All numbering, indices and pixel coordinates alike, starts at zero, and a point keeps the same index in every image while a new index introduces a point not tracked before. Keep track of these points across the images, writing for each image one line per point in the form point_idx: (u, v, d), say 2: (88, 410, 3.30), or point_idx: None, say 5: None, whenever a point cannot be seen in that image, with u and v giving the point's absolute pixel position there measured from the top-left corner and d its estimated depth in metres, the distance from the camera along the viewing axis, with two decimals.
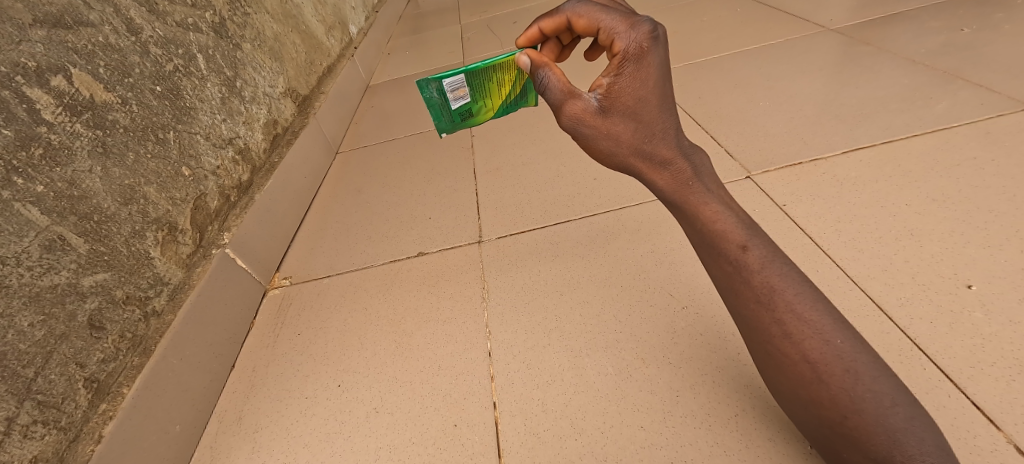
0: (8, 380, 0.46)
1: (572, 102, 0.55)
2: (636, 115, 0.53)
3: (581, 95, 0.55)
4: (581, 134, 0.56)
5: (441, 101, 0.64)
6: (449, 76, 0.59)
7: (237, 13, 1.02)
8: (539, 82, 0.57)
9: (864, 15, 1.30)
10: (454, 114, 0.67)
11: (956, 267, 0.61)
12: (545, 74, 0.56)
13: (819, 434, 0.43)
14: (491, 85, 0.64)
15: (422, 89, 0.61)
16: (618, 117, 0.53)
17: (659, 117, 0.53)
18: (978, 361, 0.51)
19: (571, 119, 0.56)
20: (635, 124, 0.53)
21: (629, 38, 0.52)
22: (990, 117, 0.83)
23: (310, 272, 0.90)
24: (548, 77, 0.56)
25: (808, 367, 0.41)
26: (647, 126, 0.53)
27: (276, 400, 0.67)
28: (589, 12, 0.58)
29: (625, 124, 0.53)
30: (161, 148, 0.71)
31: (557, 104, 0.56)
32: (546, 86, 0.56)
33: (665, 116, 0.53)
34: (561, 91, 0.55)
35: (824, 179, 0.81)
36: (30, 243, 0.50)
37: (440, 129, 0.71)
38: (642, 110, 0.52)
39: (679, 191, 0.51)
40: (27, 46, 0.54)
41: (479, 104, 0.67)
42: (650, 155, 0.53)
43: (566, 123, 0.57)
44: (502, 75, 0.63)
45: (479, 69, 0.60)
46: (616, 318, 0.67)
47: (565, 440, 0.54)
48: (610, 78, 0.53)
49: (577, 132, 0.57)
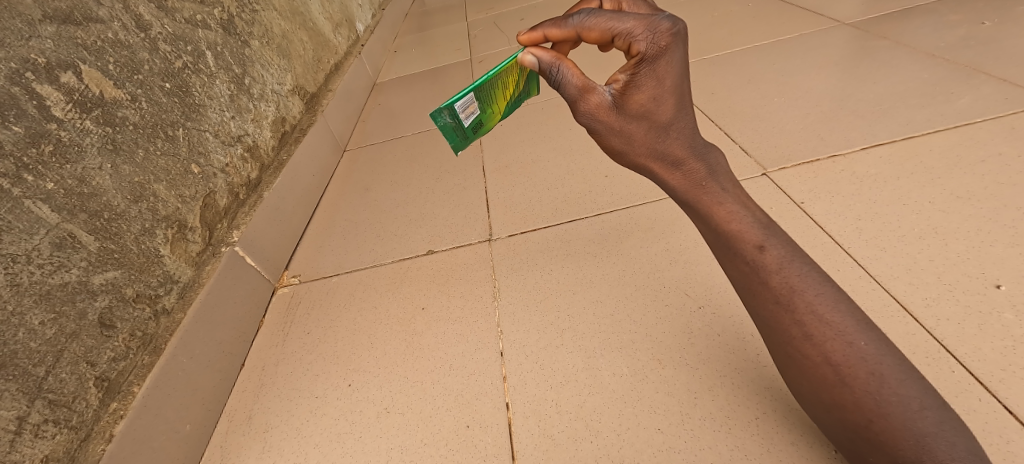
0: (19, 378, 0.45)
1: (586, 97, 0.53)
2: (651, 114, 0.51)
3: (596, 89, 0.53)
4: (595, 129, 0.55)
5: (455, 124, 0.59)
6: (460, 100, 0.53)
7: (246, 10, 1.02)
8: (552, 77, 0.55)
9: (880, 9, 1.27)
10: (469, 130, 0.62)
11: (983, 266, 0.59)
12: (558, 69, 0.54)
13: (844, 438, 0.42)
14: (497, 91, 0.59)
15: (434, 118, 0.56)
16: (633, 115, 0.52)
17: (675, 116, 0.52)
18: (1008, 364, 0.49)
19: (586, 114, 0.54)
20: (649, 123, 0.52)
21: (648, 37, 0.49)
22: (1014, 112, 0.80)
23: (318, 271, 0.89)
24: (562, 72, 0.54)
25: (832, 369, 0.39)
26: (662, 126, 0.51)
27: (285, 399, 0.67)
28: (599, 23, 0.52)
29: (640, 122, 0.52)
30: (170, 146, 0.71)
31: (572, 100, 0.55)
32: (561, 82, 0.55)
33: (680, 115, 0.52)
34: (576, 87, 0.54)
35: (842, 176, 0.79)
36: (40, 241, 0.49)
37: (456, 148, 0.65)
38: (658, 109, 0.51)
39: (693, 191, 0.50)
40: (36, 43, 0.53)
41: (489, 111, 0.62)
42: (663, 155, 0.52)
43: (581, 117, 0.55)
44: (506, 76, 0.57)
45: (487, 82, 0.55)
46: (630, 318, 0.65)
47: (580, 443, 0.53)
48: (627, 75, 0.51)
49: (591, 127, 0.55)
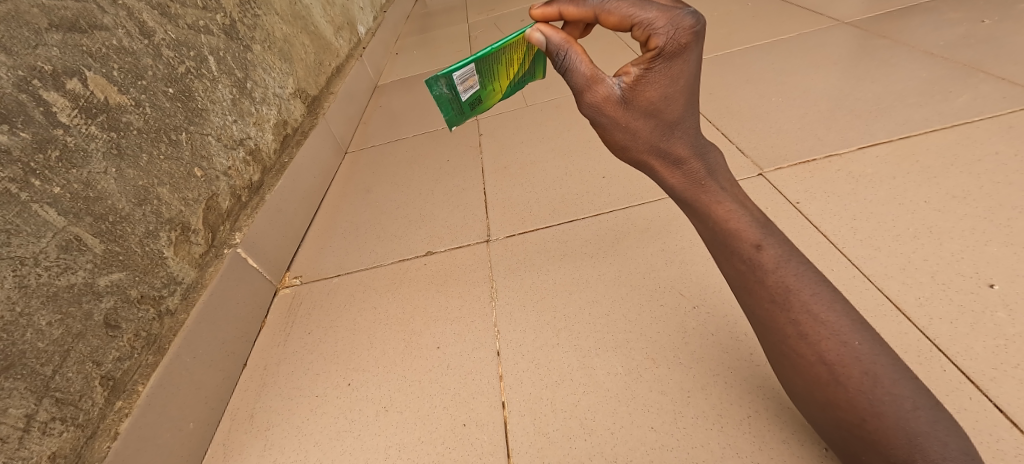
0: (26, 377, 0.47)
1: (594, 88, 0.53)
2: (659, 112, 0.51)
3: (605, 81, 0.53)
4: (599, 123, 0.55)
5: (451, 97, 0.58)
6: (458, 69, 0.53)
7: (248, 15, 1.03)
8: (559, 61, 0.54)
9: (880, 8, 1.27)
10: (465, 106, 0.61)
11: (977, 265, 0.59)
12: (567, 53, 0.53)
13: (837, 437, 0.42)
14: (499, 67, 0.59)
15: (430, 86, 0.55)
16: (641, 111, 0.52)
17: (682, 115, 0.52)
18: (1000, 363, 0.50)
19: (592, 106, 0.54)
20: (656, 122, 0.52)
21: (669, 32, 0.48)
22: (1012, 111, 0.80)
23: (320, 271, 0.91)
24: (570, 57, 0.53)
25: (825, 369, 0.40)
26: (668, 124, 0.52)
27: (287, 398, 0.68)
28: (620, 8, 0.50)
29: (648, 119, 0.52)
30: (173, 150, 0.72)
31: (579, 89, 0.54)
32: (569, 68, 0.54)
33: (687, 115, 0.52)
34: (585, 76, 0.53)
35: (839, 176, 0.79)
36: (46, 244, 0.51)
37: (450, 124, 0.65)
38: (667, 107, 0.51)
39: (692, 190, 0.51)
40: (42, 51, 0.54)
41: (487, 88, 0.62)
42: (666, 153, 0.52)
43: (586, 109, 0.55)
44: (510, 52, 0.57)
45: (488, 54, 0.54)
46: (625, 318, 0.66)
47: (574, 441, 0.53)
48: (640, 69, 0.51)
49: (595, 120, 0.55)
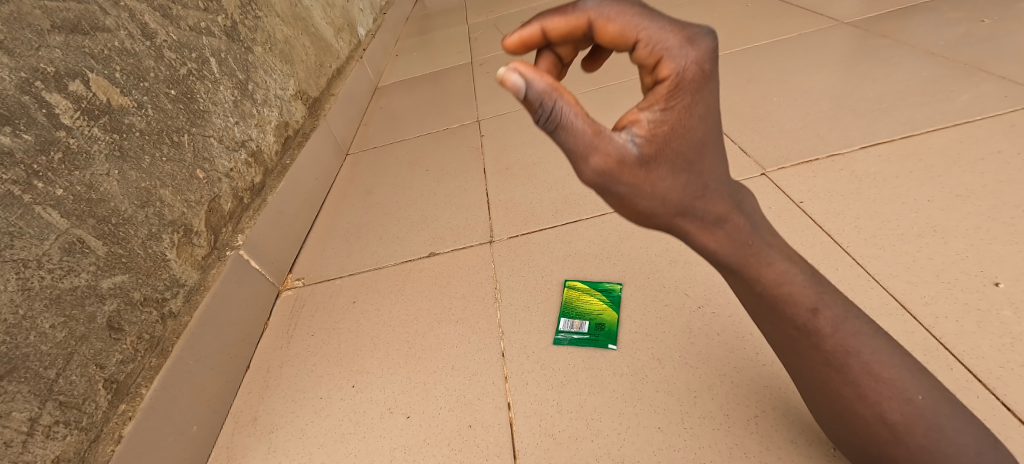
0: (30, 381, 0.47)
1: (596, 152, 0.36)
2: (693, 165, 0.39)
3: (608, 136, 0.37)
4: (614, 193, 0.39)
5: None
6: None
7: (249, 16, 1.03)
8: (540, 117, 0.36)
9: (879, 8, 1.27)
10: None
11: (982, 264, 0.59)
12: (553, 104, 0.35)
13: (847, 436, 0.42)
14: None
15: None
16: (671, 168, 0.38)
17: (717, 165, 0.40)
18: (1007, 361, 0.50)
19: (591, 171, 0.37)
20: (690, 176, 0.39)
21: (686, 57, 0.36)
22: (1014, 110, 0.80)
23: (322, 273, 0.90)
24: (556, 110, 0.35)
25: (852, 388, 0.38)
26: (699, 176, 0.39)
27: (290, 401, 0.67)
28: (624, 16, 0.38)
29: (681, 175, 0.38)
30: (175, 152, 0.72)
31: (571, 151, 0.37)
32: (555, 122, 0.36)
33: (718, 159, 0.40)
34: (581, 133, 0.36)
35: (842, 175, 0.79)
36: (49, 246, 0.51)
37: None
38: (697, 155, 0.39)
39: (742, 253, 0.40)
40: (45, 52, 0.54)
41: None
42: (702, 214, 0.39)
43: (588, 177, 0.38)
44: None
45: None
46: (630, 318, 0.66)
47: (580, 442, 0.53)
48: (653, 113, 0.37)
49: (604, 190, 0.39)
